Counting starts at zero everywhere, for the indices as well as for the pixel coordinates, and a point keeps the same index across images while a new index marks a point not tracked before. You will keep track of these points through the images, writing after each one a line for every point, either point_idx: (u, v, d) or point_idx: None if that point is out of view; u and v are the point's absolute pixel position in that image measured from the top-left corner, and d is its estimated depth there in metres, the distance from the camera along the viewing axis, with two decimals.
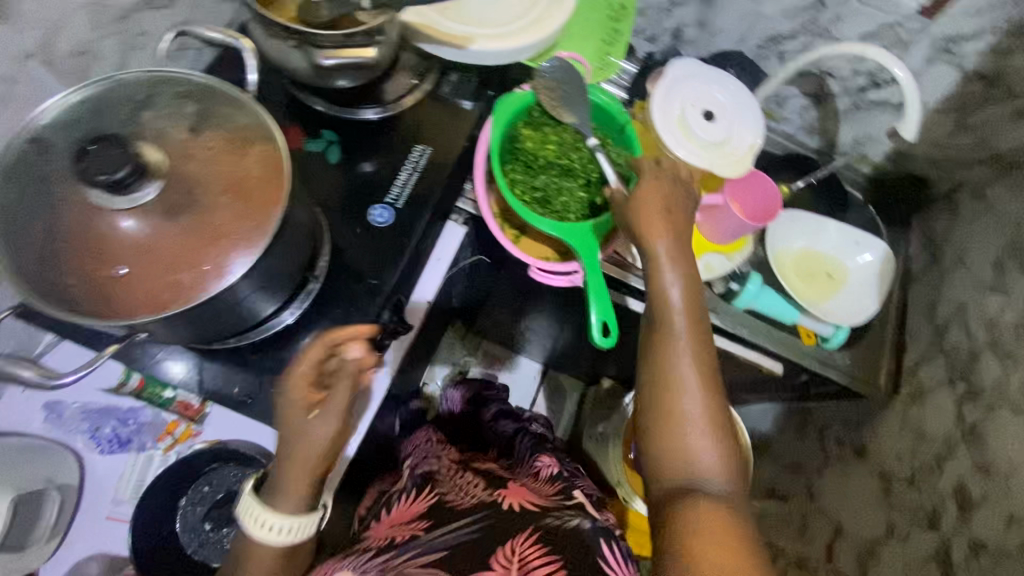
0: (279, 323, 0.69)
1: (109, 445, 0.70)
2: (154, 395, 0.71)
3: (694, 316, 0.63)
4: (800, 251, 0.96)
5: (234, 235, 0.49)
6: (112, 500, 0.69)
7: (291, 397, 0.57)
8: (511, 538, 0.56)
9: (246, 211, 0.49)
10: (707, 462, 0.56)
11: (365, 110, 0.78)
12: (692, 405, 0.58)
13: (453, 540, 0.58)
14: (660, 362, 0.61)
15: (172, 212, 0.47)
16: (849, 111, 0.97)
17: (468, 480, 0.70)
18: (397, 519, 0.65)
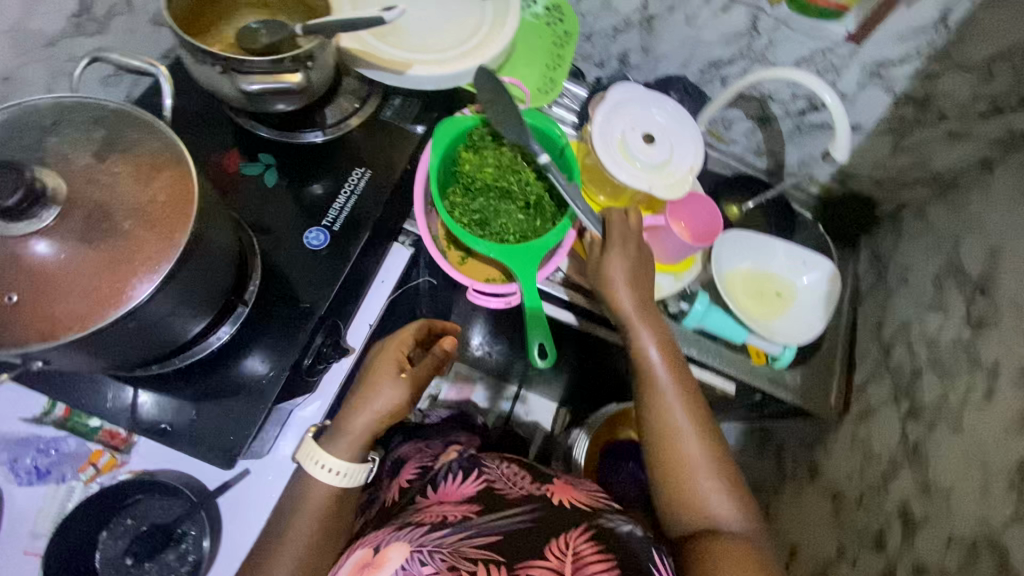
0: (207, 348, 0.68)
1: (27, 478, 0.67)
2: (80, 424, 0.69)
3: (674, 369, 0.69)
4: (749, 269, 0.97)
5: (134, 261, 0.48)
6: (29, 534, 0.66)
7: (386, 369, 0.71)
8: (566, 532, 0.63)
9: (146, 238, 0.49)
10: (717, 501, 0.62)
11: (304, 134, 0.78)
12: (697, 458, 0.64)
13: (504, 527, 0.65)
14: (659, 425, 0.66)
15: (67, 237, 0.47)
16: (794, 133, 0.99)
17: (514, 473, 0.76)
18: (447, 496, 0.72)
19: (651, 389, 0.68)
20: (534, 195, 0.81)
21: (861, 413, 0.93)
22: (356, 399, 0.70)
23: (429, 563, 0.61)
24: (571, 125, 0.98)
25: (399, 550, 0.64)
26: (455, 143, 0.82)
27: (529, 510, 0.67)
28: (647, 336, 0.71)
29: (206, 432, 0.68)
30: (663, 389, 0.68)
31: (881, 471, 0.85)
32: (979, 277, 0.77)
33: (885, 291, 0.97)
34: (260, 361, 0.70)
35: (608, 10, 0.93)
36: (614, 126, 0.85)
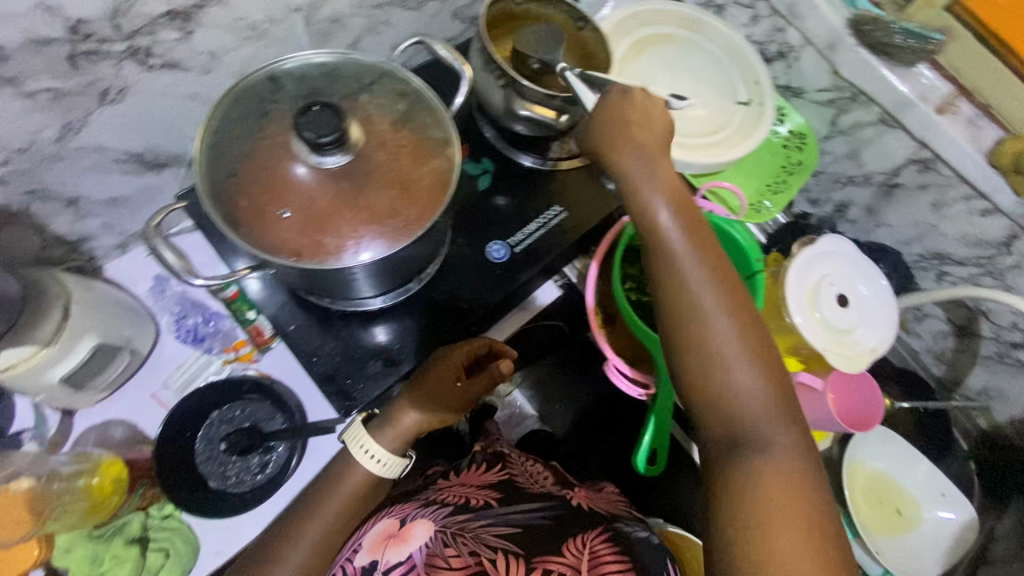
0: (370, 304, 0.73)
1: (183, 334, 0.76)
2: (239, 311, 0.76)
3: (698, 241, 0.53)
4: (880, 474, 0.89)
5: (380, 223, 0.53)
6: (162, 383, 0.74)
7: (443, 377, 0.67)
8: (584, 532, 0.65)
9: (398, 210, 0.54)
10: (754, 388, 0.49)
11: (523, 156, 0.83)
12: (728, 353, 0.49)
13: (526, 520, 0.66)
14: (676, 317, 0.51)
15: (343, 184, 0.53)
16: (992, 360, 0.90)
17: (535, 470, 0.80)
18: (472, 482, 0.75)
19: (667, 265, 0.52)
20: None
21: None
22: (414, 389, 0.68)
23: (452, 545, 0.62)
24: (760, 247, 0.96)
25: (425, 529, 0.66)
26: None
27: (549, 506, 0.70)
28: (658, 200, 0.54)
29: (334, 375, 0.72)
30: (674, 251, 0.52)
31: None
32: None
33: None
34: (402, 337, 0.74)
35: (853, 160, 0.90)
36: (815, 274, 0.81)
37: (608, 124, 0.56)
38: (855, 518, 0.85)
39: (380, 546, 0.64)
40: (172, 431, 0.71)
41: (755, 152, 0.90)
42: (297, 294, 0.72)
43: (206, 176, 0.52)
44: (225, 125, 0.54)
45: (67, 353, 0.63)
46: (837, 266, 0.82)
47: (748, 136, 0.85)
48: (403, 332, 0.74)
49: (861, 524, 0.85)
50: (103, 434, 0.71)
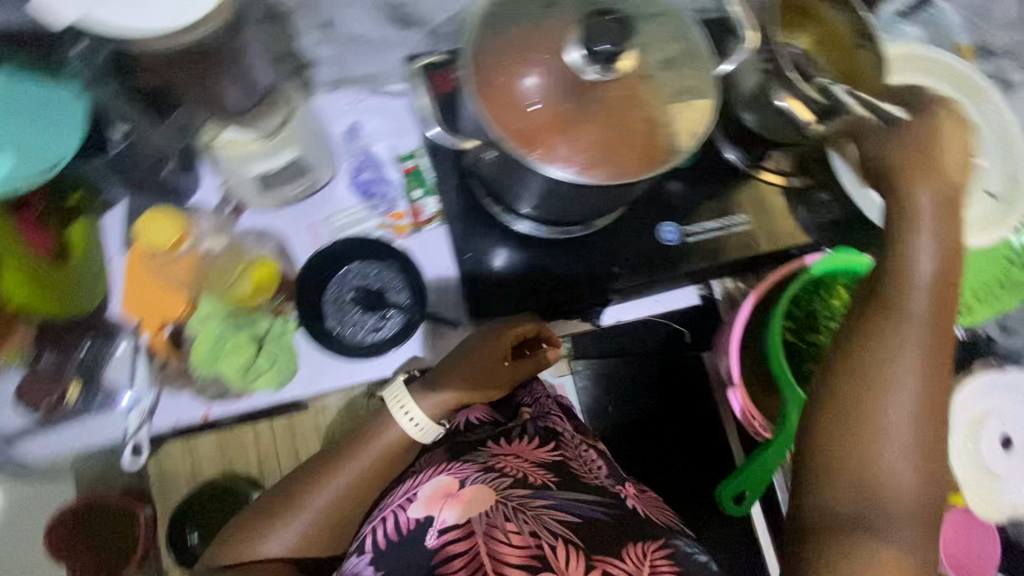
0: (528, 227, 0.73)
1: (357, 183, 0.79)
2: (412, 184, 0.80)
3: (933, 304, 0.49)
4: None
5: (608, 159, 0.52)
6: (324, 217, 0.78)
7: (489, 355, 0.67)
8: (643, 541, 0.58)
9: (627, 153, 0.52)
10: (904, 474, 0.46)
11: (731, 150, 0.77)
12: (898, 429, 0.46)
13: (587, 513, 0.60)
14: (862, 367, 0.48)
15: (586, 99, 0.52)
16: None
17: (590, 454, 0.70)
18: (526, 455, 0.66)
19: (882, 315, 0.49)
20: None
21: None
22: (460, 360, 0.68)
23: (514, 522, 0.57)
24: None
25: (485, 495, 0.60)
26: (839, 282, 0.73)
27: (606, 502, 0.62)
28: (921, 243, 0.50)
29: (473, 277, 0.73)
30: (903, 304, 0.49)
31: None
32: None
33: None
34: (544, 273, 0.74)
35: None
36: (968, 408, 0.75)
37: (892, 138, 0.52)
38: None
39: (437, 503, 0.61)
40: (319, 263, 0.74)
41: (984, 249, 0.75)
42: (475, 189, 0.73)
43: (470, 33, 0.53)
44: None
45: (270, 153, 0.66)
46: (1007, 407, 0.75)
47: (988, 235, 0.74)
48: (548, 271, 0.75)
49: None
50: (259, 238, 0.74)
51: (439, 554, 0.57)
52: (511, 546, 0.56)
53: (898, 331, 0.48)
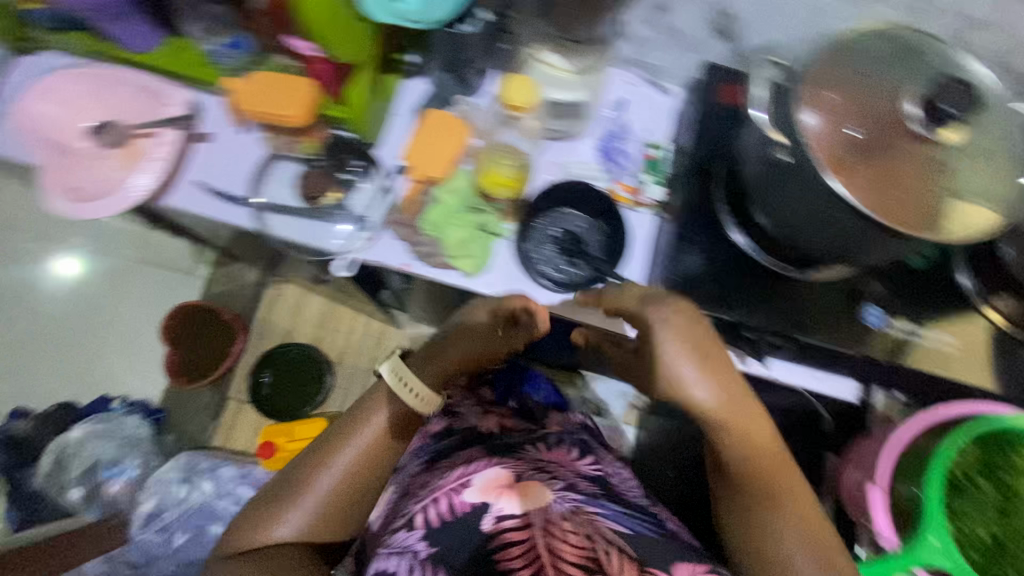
0: (742, 241, 0.75)
1: (605, 145, 0.85)
2: (649, 170, 0.85)
3: (759, 469, 0.57)
4: None
5: (880, 202, 0.54)
6: (565, 161, 0.84)
7: (473, 334, 0.71)
8: (692, 558, 0.62)
9: (906, 210, 0.54)
10: None
11: (963, 277, 0.75)
12: (796, 550, 0.56)
13: (634, 524, 0.65)
14: (754, 504, 0.58)
15: (902, 149, 0.56)
16: None
17: (624, 483, 0.80)
18: (563, 462, 0.77)
19: (733, 477, 0.58)
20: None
21: None
22: (446, 337, 0.72)
23: (572, 522, 0.59)
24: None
25: (542, 493, 0.63)
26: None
27: (647, 519, 0.69)
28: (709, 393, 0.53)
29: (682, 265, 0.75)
30: (745, 469, 0.57)
31: None
32: None
33: None
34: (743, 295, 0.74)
35: None
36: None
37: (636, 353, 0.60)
38: None
39: (493, 492, 0.63)
40: (549, 193, 0.82)
41: None
42: (713, 186, 0.77)
43: (829, 50, 0.58)
44: (869, 39, 0.59)
45: None
46: None
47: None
48: (749, 294, 0.75)
49: None
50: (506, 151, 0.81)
51: (495, 538, 0.58)
52: (569, 544, 0.56)
53: (756, 482, 0.57)
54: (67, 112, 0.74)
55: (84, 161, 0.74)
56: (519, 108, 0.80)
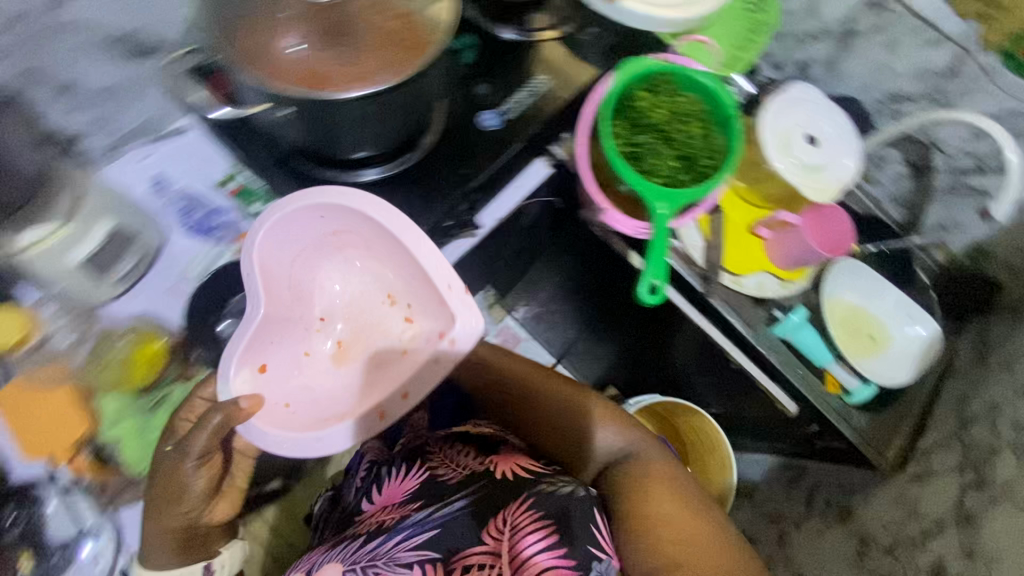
0: (359, 177, 0.77)
1: (191, 225, 0.80)
2: (244, 203, 0.81)
3: (513, 358, 0.92)
4: (853, 305, 0.99)
5: (372, 65, 0.58)
6: (177, 278, 0.81)
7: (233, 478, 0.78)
8: (506, 506, 0.72)
9: (389, 53, 0.58)
10: (610, 441, 0.83)
11: (501, 29, 0.83)
12: (573, 420, 0.85)
13: (440, 519, 0.73)
14: (538, 416, 0.87)
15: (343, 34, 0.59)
16: (946, 193, 1.01)
17: (456, 451, 0.85)
18: (392, 497, 0.81)
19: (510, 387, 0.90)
20: (691, 148, 0.82)
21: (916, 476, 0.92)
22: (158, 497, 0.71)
23: None
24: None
25: (334, 568, 0.73)
26: (637, 78, 0.82)
27: (475, 485, 0.76)
28: None
29: None
30: (535, 395, 0.88)
31: (923, 528, 0.84)
32: None
33: (982, 373, 0.97)
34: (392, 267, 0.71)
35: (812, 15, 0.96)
36: (694, 143, 0.82)
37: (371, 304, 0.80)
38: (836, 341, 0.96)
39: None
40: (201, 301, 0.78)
41: (721, 15, 0.91)
42: (300, 160, 0.75)
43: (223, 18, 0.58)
44: None
45: (83, 234, 0.72)
46: (807, 111, 0.89)
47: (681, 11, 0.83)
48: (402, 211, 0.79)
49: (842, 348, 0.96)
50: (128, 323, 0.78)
51: None
52: None
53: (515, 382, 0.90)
54: (375, 255, 0.74)
55: (293, 328, 0.74)
56: (22, 338, 0.77)
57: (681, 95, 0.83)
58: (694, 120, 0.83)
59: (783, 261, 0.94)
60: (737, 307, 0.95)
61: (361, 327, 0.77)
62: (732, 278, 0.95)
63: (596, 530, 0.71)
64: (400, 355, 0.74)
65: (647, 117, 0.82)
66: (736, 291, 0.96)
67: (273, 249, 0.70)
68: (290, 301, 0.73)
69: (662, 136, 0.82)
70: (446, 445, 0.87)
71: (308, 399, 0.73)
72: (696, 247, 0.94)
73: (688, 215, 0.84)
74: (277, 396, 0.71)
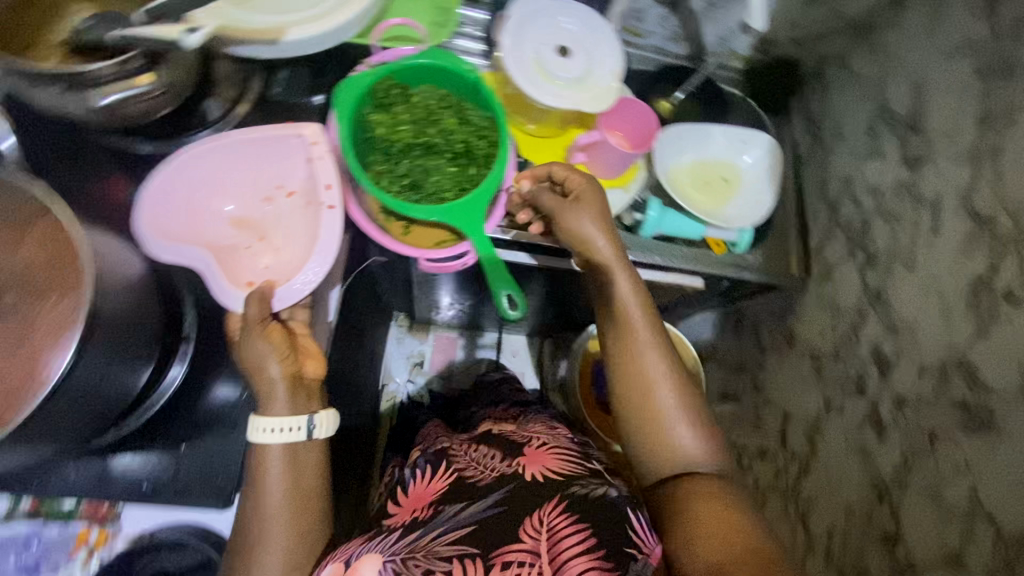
0: (172, 379, 0.67)
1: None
2: (50, 511, 0.70)
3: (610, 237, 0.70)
4: (693, 163, 0.98)
5: (45, 333, 0.51)
6: None
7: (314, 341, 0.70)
8: (539, 509, 0.64)
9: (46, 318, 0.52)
10: (687, 437, 0.62)
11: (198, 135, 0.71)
12: (654, 371, 0.65)
13: (478, 513, 0.64)
14: (624, 340, 0.67)
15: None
16: (707, 10, 0.99)
17: (481, 455, 0.78)
18: (421, 500, 0.73)
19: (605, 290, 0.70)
20: (462, 141, 0.72)
21: (823, 275, 0.95)
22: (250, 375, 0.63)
23: (406, 569, 0.60)
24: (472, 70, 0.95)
25: (375, 561, 0.61)
26: (359, 110, 0.70)
27: (503, 488, 0.68)
28: (577, 215, 0.71)
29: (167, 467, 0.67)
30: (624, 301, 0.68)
31: (850, 322, 0.88)
32: (908, 114, 0.82)
33: (824, 150, 0.98)
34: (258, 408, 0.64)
35: None
36: (459, 137, 0.72)
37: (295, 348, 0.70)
38: (695, 205, 0.94)
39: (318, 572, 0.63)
40: None
41: None
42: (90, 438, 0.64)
43: None
44: None
45: None
46: (540, 26, 0.81)
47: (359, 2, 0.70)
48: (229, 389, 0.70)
49: (704, 207, 0.95)
50: None
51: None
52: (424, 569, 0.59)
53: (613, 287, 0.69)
54: (252, 162, 0.70)
55: (238, 253, 0.68)
56: None
57: (414, 94, 0.73)
58: (444, 108, 0.73)
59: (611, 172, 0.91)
60: None
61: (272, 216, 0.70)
62: None
63: (633, 526, 0.62)
64: (307, 206, 0.70)
65: (397, 137, 0.71)
66: None
67: (173, 212, 0.66)
68: (205, 235, 0.67)
69: (425, 146, 0.72)
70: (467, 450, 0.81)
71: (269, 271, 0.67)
72: None
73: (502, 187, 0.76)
74: (252, 278, 0.67)
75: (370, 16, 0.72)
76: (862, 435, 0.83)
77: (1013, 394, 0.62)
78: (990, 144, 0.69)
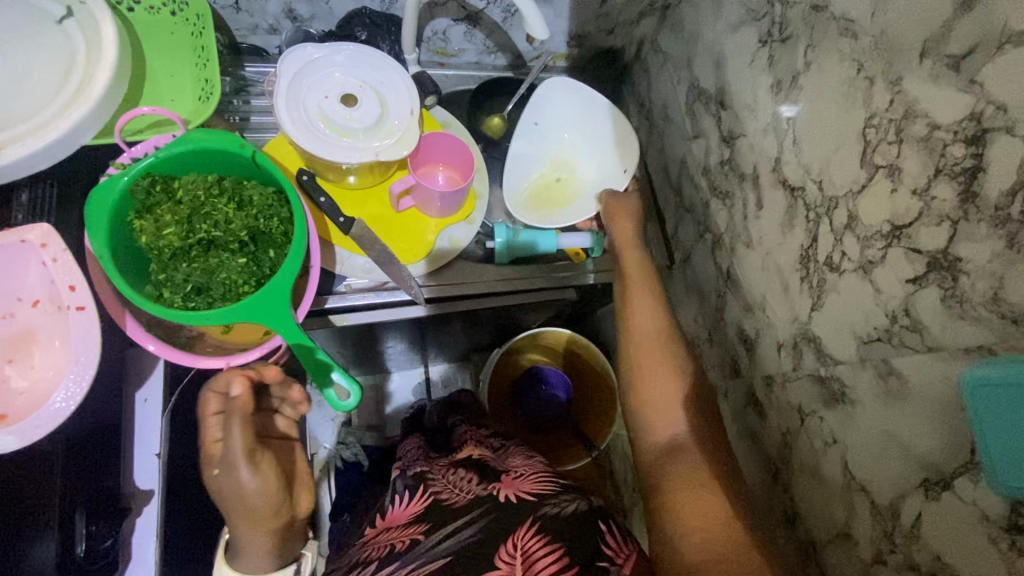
0: None
1: None
2: None
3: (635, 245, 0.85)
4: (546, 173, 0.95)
5: None
6: None
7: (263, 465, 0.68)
8: (513, 533, 0.62)
9: None
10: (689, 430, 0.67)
11: None
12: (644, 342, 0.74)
13: (453, 541, 0.63)
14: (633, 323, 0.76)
15: None
16: (509, 18, 0.95)
17: (460, 476, 0.75)
18: (395, 522, 0.71)
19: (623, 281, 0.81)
20: (246, 228, 0.65)
21: (684, 260, 0.94)
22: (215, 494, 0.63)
23: None
24: (275, 129, 0.87)
25: None
26: (117, 220, 0.62)
27: (477, 514, 0.66)
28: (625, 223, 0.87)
29: None
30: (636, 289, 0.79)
31: (714, 304, 0.87)
32: (716, 90, 0.80)
33: (659, 134, 0.97)
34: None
35: None
36: (241, 223, 0.65)
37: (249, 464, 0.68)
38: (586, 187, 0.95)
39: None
40: None
41: (150, 67, 0.73)
42: None
43: None
44: None
45: None
46: (316, 79, 0.74)
47: (80, 105, 0.62)
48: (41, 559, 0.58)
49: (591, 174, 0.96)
50: None
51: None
52: None
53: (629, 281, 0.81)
54: None
55: None
56: None
57: (181, 186, 0.65)
58: (221, 193, 0.65)
59: (445, 209, 0.86)
60: (453, 279, 0.88)
61: (19, 332, 0.59)
62: (424, 262, 0.86)
63: (605, 538, 0.61)
64: (58, 313, 0.59)
65: (170, 239, 0.63)
66: (438, 269, 0.88)
67: None
68: None
69: (208, 241, 0.64)
70: (447, 469, 0.79)
71: (23, 396, 0.57)
72: (369, 269, 0.84)
73: (312, 257, 0.70)
74: (8, 409, 0.56)
75: (104, 110, 0.64)
76: (747, 417, 0.81)
77: (854, 364, 0.61)
78: (785, 111, 0.67)
